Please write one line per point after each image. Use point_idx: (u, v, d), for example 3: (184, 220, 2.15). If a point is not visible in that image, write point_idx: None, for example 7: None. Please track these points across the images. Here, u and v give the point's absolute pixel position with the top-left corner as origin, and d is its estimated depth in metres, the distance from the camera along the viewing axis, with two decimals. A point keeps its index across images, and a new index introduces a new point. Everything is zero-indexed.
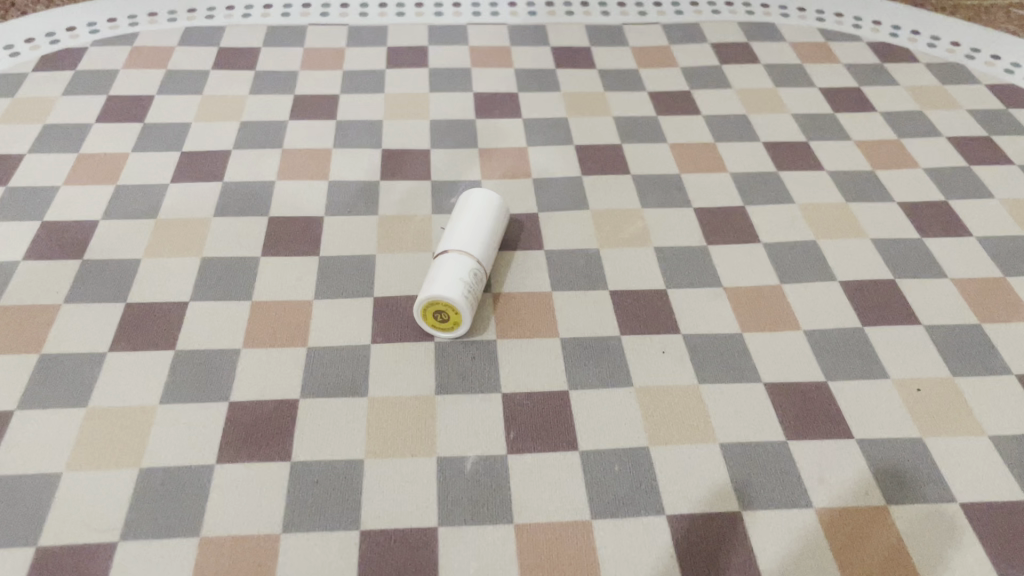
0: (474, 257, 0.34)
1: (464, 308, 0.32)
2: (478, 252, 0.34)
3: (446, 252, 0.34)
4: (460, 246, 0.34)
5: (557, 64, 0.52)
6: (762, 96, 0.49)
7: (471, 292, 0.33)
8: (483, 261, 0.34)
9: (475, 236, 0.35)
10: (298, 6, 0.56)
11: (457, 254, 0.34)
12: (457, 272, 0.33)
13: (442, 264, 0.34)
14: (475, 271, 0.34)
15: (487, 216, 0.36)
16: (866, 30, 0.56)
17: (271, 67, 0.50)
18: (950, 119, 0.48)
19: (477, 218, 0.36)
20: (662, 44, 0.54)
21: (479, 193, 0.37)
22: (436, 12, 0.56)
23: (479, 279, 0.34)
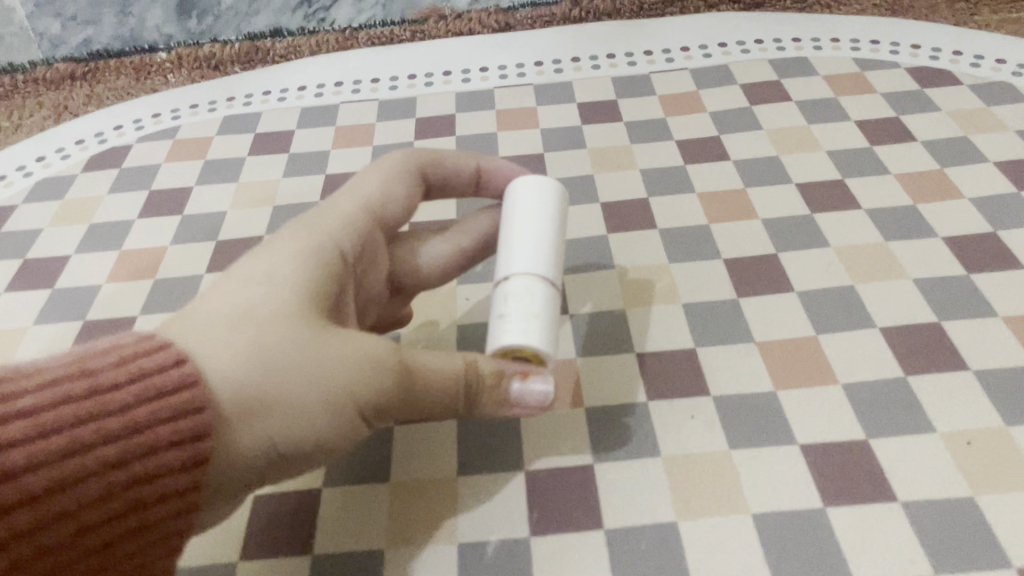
0: (532, 274, 0.31)
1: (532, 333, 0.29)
2: (535, 262, 0.31)
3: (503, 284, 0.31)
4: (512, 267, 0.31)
5: (584, 120, 0.52)
6: (794, 135, 0.48)
7: (543, 322, 0.30)
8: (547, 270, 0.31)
9: (527, 241, 0.32)
10: (331, 85, 0.58)
11: (513, 279, 0.31)
12: (519, 306, 0.30)
13: (499, 296, 0.31)
14: (538, 286, 0.31)
15: (533, 222, 0.33)
16: (904, 56, 0.54)
17: (303, 148, 0.52)
18: (997, 142, 0.45)
19: (521, 218, 0.33)
20: (690, 90, 0.53)
21: (515, 186, 0.34)
22: (464, 79, 0.57)
23: (548, 291, 0.31)
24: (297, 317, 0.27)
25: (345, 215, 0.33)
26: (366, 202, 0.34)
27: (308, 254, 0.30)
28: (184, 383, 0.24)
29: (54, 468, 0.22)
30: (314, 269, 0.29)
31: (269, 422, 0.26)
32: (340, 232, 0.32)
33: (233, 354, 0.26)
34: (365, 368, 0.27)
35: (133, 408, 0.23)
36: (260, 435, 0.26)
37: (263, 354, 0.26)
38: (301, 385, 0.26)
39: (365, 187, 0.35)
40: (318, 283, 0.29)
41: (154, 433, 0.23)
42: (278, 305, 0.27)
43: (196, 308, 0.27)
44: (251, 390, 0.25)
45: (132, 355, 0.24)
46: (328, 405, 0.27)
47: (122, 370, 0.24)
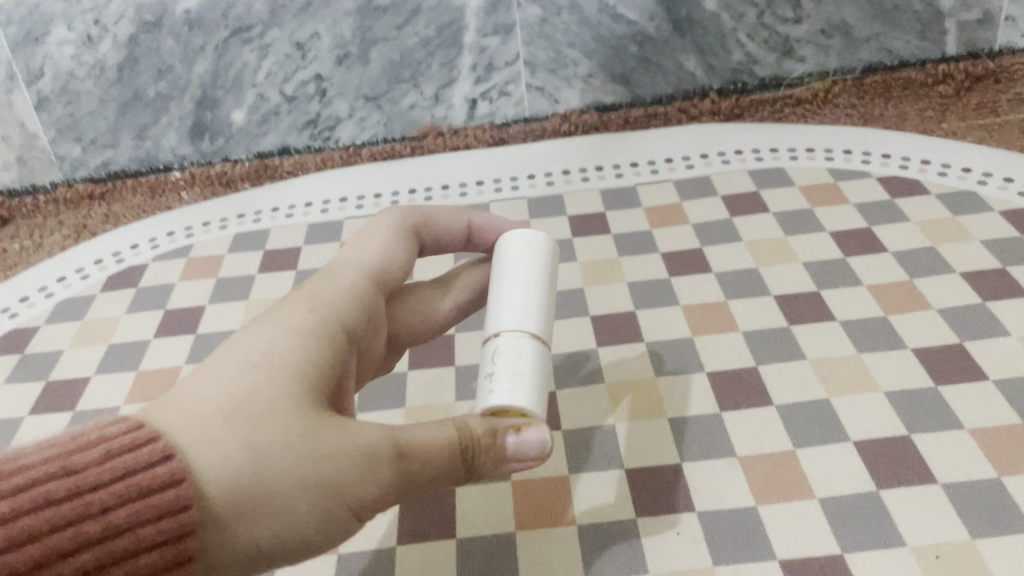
0: (512, 333, 0.34)
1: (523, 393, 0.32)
2: (521, 316, 0.34)
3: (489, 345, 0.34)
4: (500, 321, 0.34)
5: (574, 233, 0.55)
6: (772, 247, 0.51)
7: (519, 380, 0.32)
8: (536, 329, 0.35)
9: (515, 296, 0.35)
10: (336, 201, 0.61)
11: (494, 339, 0.34)
12: (498, 366, 0.33)
13: (486, 356, 0.34)
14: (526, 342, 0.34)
15: (518, 284, 0.36)
16: (875, 165, 0.57)
17: (310, 264, 0.55)
18: (962, 252, 0.48)
19: (513, 274, 0.36)
20: (674, 202, 0.57)
21: (504, 243, 0.38)
22: (461, 193, 0.61)
23: (526, 349, 0.33)
24: (290, 413, 0.29)
25: (350, 291, 0.35)
26: (365, 273, 0.36)
27: (305, 341, 0.31)
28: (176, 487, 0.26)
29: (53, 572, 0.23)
30: (310, 353, 0.31)
31: (260, 523, 0.27)
32: (339, 309, 0.34)
33: (229, 453, 0.27)
34: (358, 466, 0.29)
35: (126, 518, 0.25)
36: (249, 535, 0.27)
37: (261, 456, 0.27)
38: (292, 486, 0.28)
39: (359, 266, 0.37)
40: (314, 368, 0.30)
41: (147, 535, 0.25)
42: (272, 399, 0.29)
43: (181, 398, 0.28)
44: (242, 491, 0.27)
45: (121, 455, 0.25)
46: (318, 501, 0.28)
47: (110, 473, 0.25)
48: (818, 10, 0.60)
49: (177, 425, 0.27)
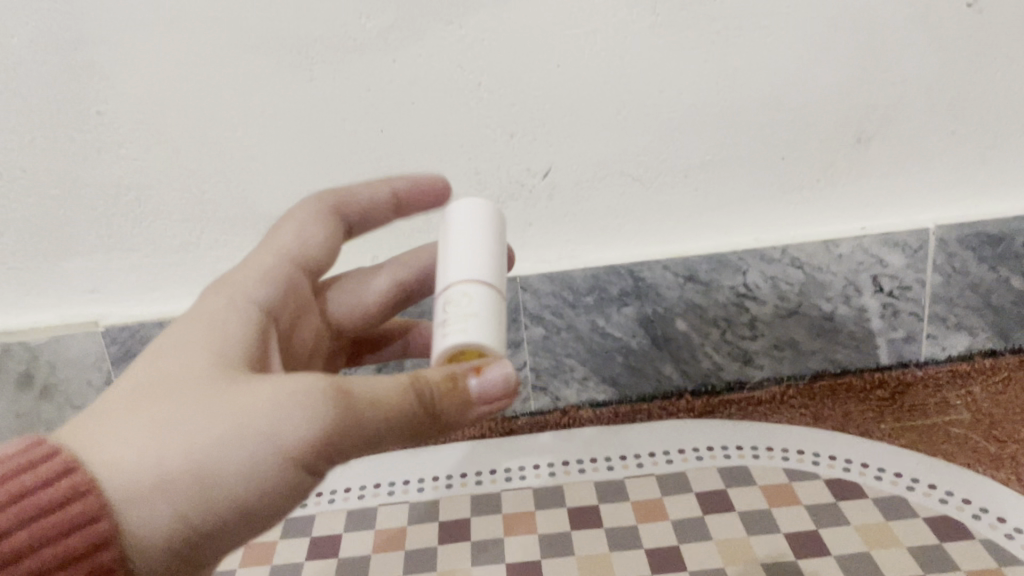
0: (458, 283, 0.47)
1: (473, 327, 0.44)
2: (461, 269, 0.48)
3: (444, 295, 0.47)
4: (444, 276, 0.48)
5: (572, 525, 0.66)
6: (735, 546, 0.61)
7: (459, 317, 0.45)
8: (477, 272, 0.48)
9: (455, 245, 0.49)
10: (371, 487, 0.72)
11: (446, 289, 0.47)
12: (447, 312, 0.46)
13: (440, 306, 0.47)
14: (468, 281, 0.47)
15: (459, 250, 0.49)
16: (823, 466, 0.69)
17: (349, 552, 0.65)
18: (892, 557, 0.58)
19: (454, 234, 0.50)
20: (656, 496, 0.68)
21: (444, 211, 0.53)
22: (477, 482, 0.72)
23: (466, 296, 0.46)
24: (177, 402, 0.38)
25: (236, 298, 0.47)
26: (244, 286, 0.48)
27: (186, 344, 0.42)
28: (64, 489, 0.35)
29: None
30: (191, 357, 0.41)
31: (181, 484, 0.36)
32: (218, 316, 0.45)
33: (128, 442, 0.37)
34: (263, 410, 0.37)
35: (27, 522, 0.35)
36: (170, 501, 0.36)
37: (156, 440, 0.37)
38: (195, 454, 0.36)
39: (237, 283, 0.48)
40: (191, 362, 0.41)
41: (51, 532, 0.35)
42: (157, 402, 0.38)
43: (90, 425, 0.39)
44: (145, 468, 0.36)
45: (13, 470, 0.36)
46: (233, 453, 0.37)
47: (6, 486, 0.35)
48: (770, 330, 0.76)
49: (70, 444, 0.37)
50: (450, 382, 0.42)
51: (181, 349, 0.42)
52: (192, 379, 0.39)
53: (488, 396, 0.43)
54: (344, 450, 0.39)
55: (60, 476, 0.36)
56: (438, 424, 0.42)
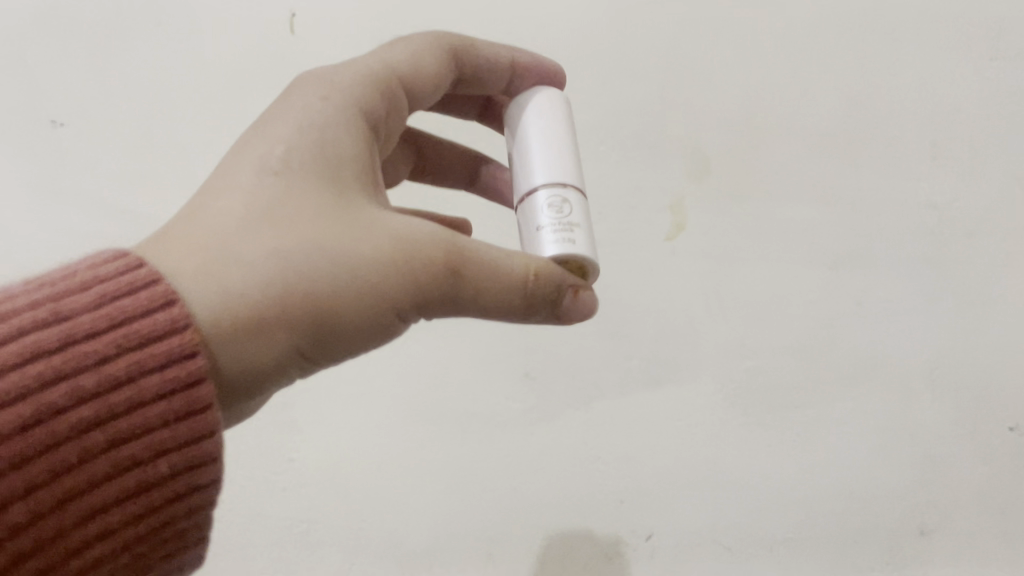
0: (554, 192, 0.55)
1: (578, 235, 0.53)
2: (546, 170, 0.56)
3: (536, 200, 0.55)
4: (530, 181, 0.56)
5: None
6: None
7: (575, 223, 0.54)
8: (563, 170, 0.56)
9: (531, 144, 0.58)
10: None
11: (539, 191, 0.55)
12: (554, 196, 0.55)
13: (535, 216, 0.54)
14: (560, 187, 0.55)
15: (545, 120, 0.59)
16: None
17: None
18: None
19: (529, 113, 0.60)
20: None
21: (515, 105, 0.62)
22: None
23: (568, 200, 0.55)
24: (275, 233, 0.46)
25: (328, 105, 0.52)
26: (321, 112, 0.51)
27: (276, 157, 0.49)
28: (164, 320, 0.40)
29: (82, 381, 0.38)
30: (282, 182, 0.48)
31: (283, 309, 0.45)
32: (295, 141, 0.50)
33: (236, 257, 0.45)
34: (377, 251, 0.46)
35: (124, 349, 0.39)
36: (279, 318, 0.45)
37: (267, 268, 0.45)
38: (296, 283, 0.45)
39: (303, 102, 0.52)
40: (286, 192, 0.48)
41: (153, 362, 0.40)
42: (254, 231, 0.46)
43: (197, 235, 0.46)
44: (250, 297, 0.44)
45: (114, 293, 0.41)
46: (342, 285, 0.46)
47: (105, 309, 0.40)
48: None
49: (166, 269, 0.45)
50: (534, 275, 0.49)
51: (270, 175, 0.48)
52: (288, 210, 0.47)
53: (581, 300, 0.52)
54: (442, 299, 0.48)
55: (160, 309, 0.41)
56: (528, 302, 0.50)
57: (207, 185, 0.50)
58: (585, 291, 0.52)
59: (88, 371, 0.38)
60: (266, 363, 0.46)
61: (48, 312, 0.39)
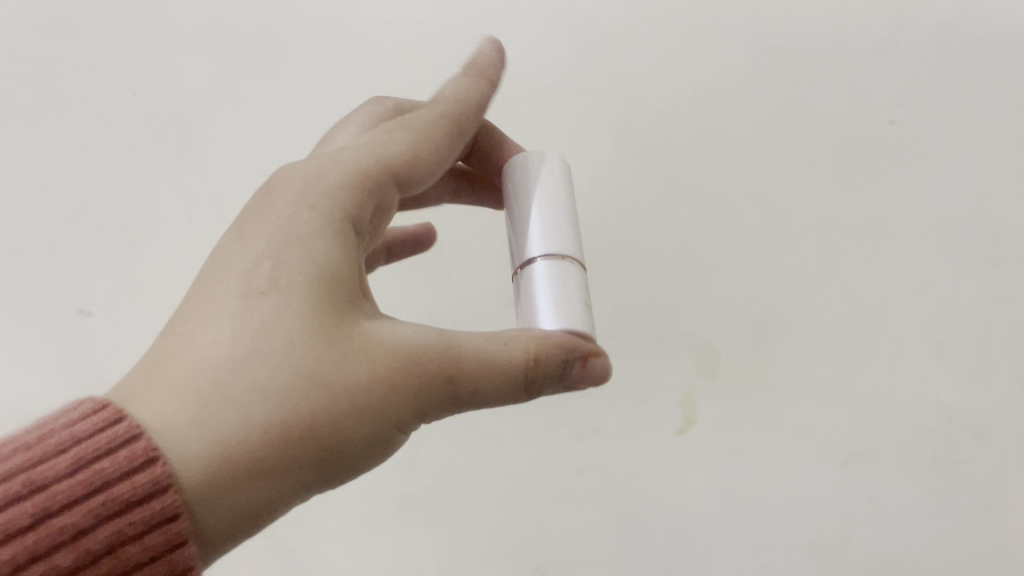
0: (555, 260, 0.52)
1: (581, 318, 0.50)
2: (545, 240, 0.54)
3: (535, 264, 0.53)
4: (527, 251, 0.54)
5: None
6: None
7: (580, 301, 0.51)
8: (565, 246, 0.54)
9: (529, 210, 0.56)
10: None
11: (539, 258, 0.53)
12: (553, 267, 0.52)
13: (534, 286, 0.52)
14: (558, 260, 0.52)
15: (552, 186, 0.57)
16: None
17: None
18: None
19: (535, 179, 0.58)
20: None
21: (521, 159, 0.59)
22: None
23: (571, 268, 0.52)
24: (266, 368, 0.44)
25: (307, 200, 0.48)
26: (310, 209, 0.48)
27: (259, 271, 0.46)
28: (145, 484, 0.39)
29: (57, 559, 0.37)
30: (271, 305, 0.45)
31: (284, 440, 0.43)
32: (285, 248, 0.47)
33: (229, 396, 0.43)
34: (378, 373, 0.45)
35: (104, 518, 0.38)
36: (279, 449, 0.43)
37: (261, 406, 0.43)
38: (288, 421, 0.43)
39: (285, 205, 0.48)
40: (276, 314, 0.45)
41: (133, 529, 0.38)
42: (243, 364, 0.44)
43: (183, 371, 0.44)
44: (243, 440, 0.42)
45: (93, 454, 0.39)
46: (346, 410, 0.44)
47: (84, 473, 0.38)
48: None
49: (151, 417, 0.42)
50: (537, 357, 0.47)
51: (258, 296, 0.46)
52: (280, 336, 0.44)
53: (587, 365, 0.49)
54: (449, 402, 0.47)
55: (141, 470, 0.39)
56: (528, 397, 0.49)
57: (193, 305, 0.47)
58: (596, 354, 0.50)
59: (64, 551, 0.37)
60: (278, 492, 0.43)
61: (20, 482, 0.38)
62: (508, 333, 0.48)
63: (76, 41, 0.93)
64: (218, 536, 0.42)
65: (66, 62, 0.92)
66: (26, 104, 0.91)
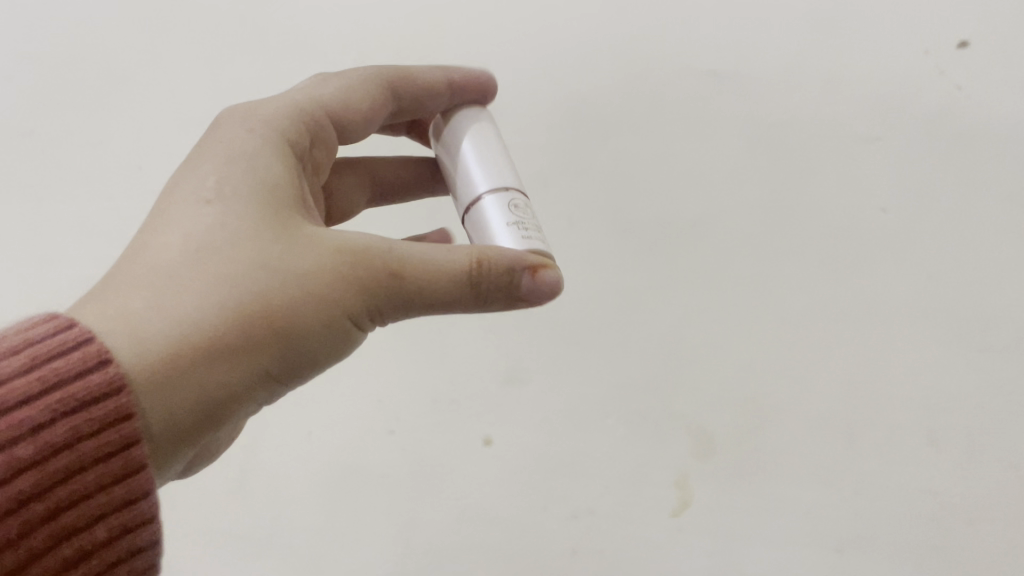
0: (503, 193, 0.62)
1: (531, 237, 0.60)
2: (490, 180, 0.63)
3: (484, 202, 0.62)
4: (474, 192, 0.63)
5: None
6: None
7: (529, 226, 0.60)
8: (505, 180, 0.63)
9: (467, 159, 0.65)
10: None
11: (488, 195, 0.62)
12: (501, 198, 0.61)
13: (489, 218, 0.60)
14: (506, 194, 0.62)
15: (483, 127, 0.67)
16: None
17: None
18: None
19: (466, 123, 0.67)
20: None
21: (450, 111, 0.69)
22: None
23: (517, 200, 0.62)
24: (216, 259, 0.50)
25: (246, 134, 0.57)
26: (247, 146, 0.56)
27: (205, 187, 0.54)
28: (98, 383, 0.43)
29: (17, 451, 0.40)
30: (215, 213, 0.53)
31: (235, 321, 0.49)
32: (226, 174, 0.55)
33: (182, 289, 0.49)
34: (317, 261, 0.51)
35: (61, 414, 0.41)
36: (230, 327, 0.49)
37: (213, 289, 0.49)
38: (242, 305, 0.49)
39: (228, 134, 0.58)
40: (219, 219, 0.52)
41: (88, 427, 0.42)
42: (193, 264, 0.50)
43: (146, 260, 0.51)
44: (203, 318, 0.48)
45: (48, 355, 0.43)
46: (291, 293, 0.50)
47: (39, 372, 0.42)
48: None
49: (104, 324, 0.47)
50: (485, 262, 0.55)
51: (205, 204, 0.53)
52: (226, 240, 0.51)
53: (538, 275, 0.56)
54: (389, 297, 0.54)
55: (95, 370, 0.43)
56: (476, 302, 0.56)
57: (143, 231, 0.54)
58: (549, 267, 0.57)
59: (23, 442, 0.40)
60: (232, 372, 0.49)
61: None
62: (453, 245, 0.55)
63: (99, 129, 0.98)
64: (177, 417, 0.48)
65: (89, 150, 0.97)
66: (50, 188, 0.96)
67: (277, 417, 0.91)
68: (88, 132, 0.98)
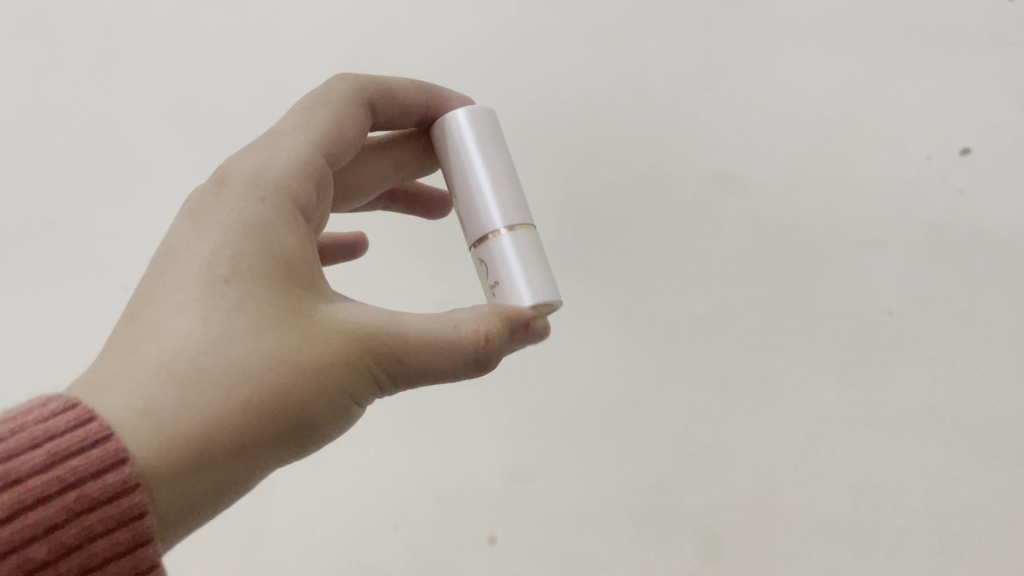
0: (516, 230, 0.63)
1: (539, 280, 0.61)
2: (501, 212, 0.63)
3: (496, 238, 0.63)
4: (484, 227, 0.64)
5: None
6: None
7: (538, 267, 0.62)
8: (515, 215, 0.64)
9: (479, 183, 0.64)
10: None
11: (500, 231, 0.63)
12: (512, 235, 0.63)
13: (501, 254, 0.62)
14: (519, 231, 0.63)
15: (489, 142, 0.66)
16: None
17: None
18: None
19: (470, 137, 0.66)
20: None
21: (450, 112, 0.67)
22: None
23: (528, 237, 0.63)
24: (234, 350, 0.50)
25: (259, 205, 0.56)
26: (258, 215, 0.55)
27: (218, 262, 0.53)
28: (115, 482, 0.43)
29: (32, 552, 0.41)
30: (229, 291, 0.52)
31: (252, 417, 0.49)
32: (237, 247, 0.53)
33: (200, 378, 0.48)
34: (331, 352, 0.52)
35: (77, 513, 0.42)
36: (247, 420, 0.49)
37: (231, 381, 0.49)
38: (257, 399, 0.49)
39: (240, 202, 0.56)
40: (235, 303, 0.51)
41: (101, 526, 0.43)
42: (212, 351, 0.49)
43: (158, 345, 0.50)
44: (217, 410, 0.48)
45: (67, 451, 0.43)
46: (305, 386, 0.51)
47: (58, 469, 0.42)
48: None
49: (120, 416, 0.46)
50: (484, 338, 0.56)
51: (219, 282, 0.52)
52: (240, 326, 0.50)
53: (530, 328, 0.60)
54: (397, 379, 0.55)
55: (110, 469, 0.44)
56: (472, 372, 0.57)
57: (151, 301, 0.53)
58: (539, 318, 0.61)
59: (37, 542, 0.41)
60: (246, 463, 0.50)
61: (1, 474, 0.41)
62: (451, 319, 0.56)
63: (116, 220, 1.01)
64: (190, 505, 0.48)
65: (106, 243, 1.00)
66: (68, 279, 0.99)
67: (281, 510, 0.91)
68: (105, 224, 1.01)
